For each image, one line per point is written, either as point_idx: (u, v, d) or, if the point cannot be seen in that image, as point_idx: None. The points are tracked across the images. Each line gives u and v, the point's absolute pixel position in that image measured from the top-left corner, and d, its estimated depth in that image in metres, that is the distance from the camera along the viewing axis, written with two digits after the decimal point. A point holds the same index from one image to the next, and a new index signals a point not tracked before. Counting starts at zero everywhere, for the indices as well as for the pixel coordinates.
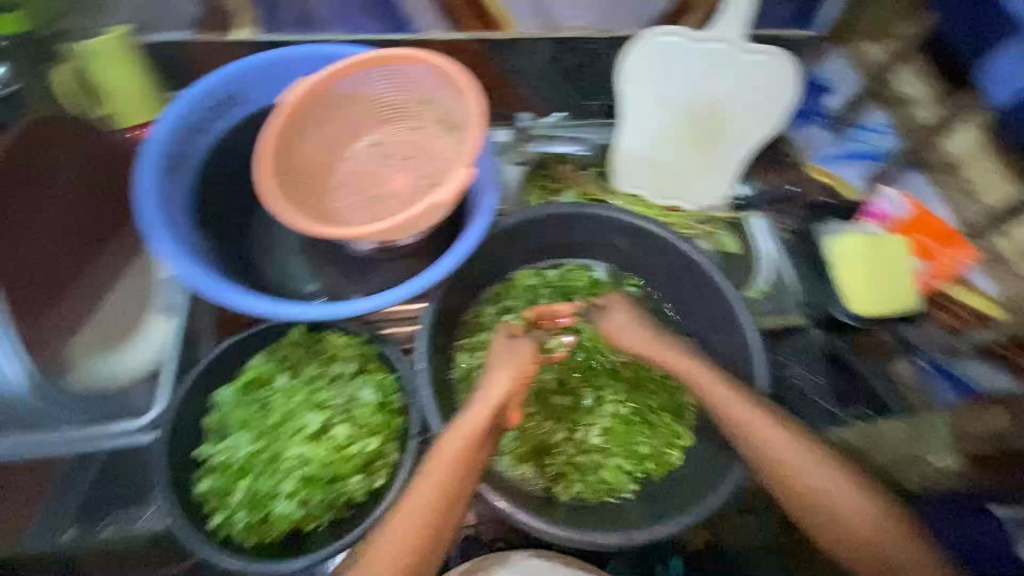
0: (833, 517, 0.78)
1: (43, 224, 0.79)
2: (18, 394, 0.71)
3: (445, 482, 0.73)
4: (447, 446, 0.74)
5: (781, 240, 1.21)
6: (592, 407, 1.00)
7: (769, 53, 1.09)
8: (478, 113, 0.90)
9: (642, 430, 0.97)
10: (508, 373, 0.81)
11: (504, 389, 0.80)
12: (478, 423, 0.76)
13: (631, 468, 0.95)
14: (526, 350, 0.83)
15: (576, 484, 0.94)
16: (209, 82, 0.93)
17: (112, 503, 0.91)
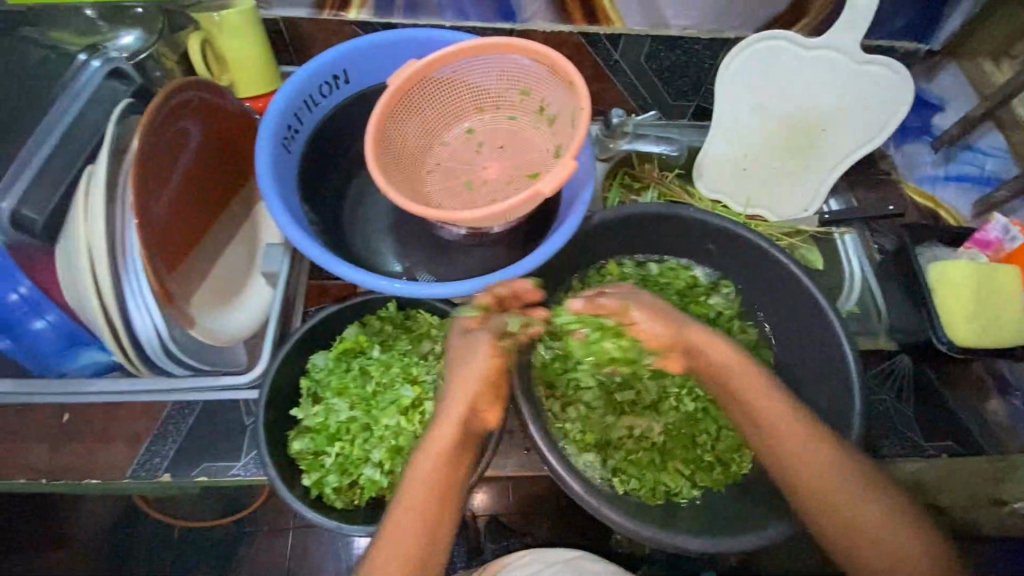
0: (858, 540, 0.73)
1: (180, 174, 0.77)
2: (152, 344, 0.69)
3: (424, 496, 0.72)
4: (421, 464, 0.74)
5: (871, 260, 1.17)
6: (661, 402, 0.95)
7: (885, 65, 1.05)
8: (581, 108, 0.90)
9: (708, 431, 0.94)
10: (469, 376, 0.75)
11: (469, 395, 0.75)
12: (445, 438, 0.74)
13: (692, 472, 0.91)
14: (483, 346, 0.76)
15: (634, 481, 0.90)
16: (325, 58, 0.96)
17: (204, 454, 0.87)
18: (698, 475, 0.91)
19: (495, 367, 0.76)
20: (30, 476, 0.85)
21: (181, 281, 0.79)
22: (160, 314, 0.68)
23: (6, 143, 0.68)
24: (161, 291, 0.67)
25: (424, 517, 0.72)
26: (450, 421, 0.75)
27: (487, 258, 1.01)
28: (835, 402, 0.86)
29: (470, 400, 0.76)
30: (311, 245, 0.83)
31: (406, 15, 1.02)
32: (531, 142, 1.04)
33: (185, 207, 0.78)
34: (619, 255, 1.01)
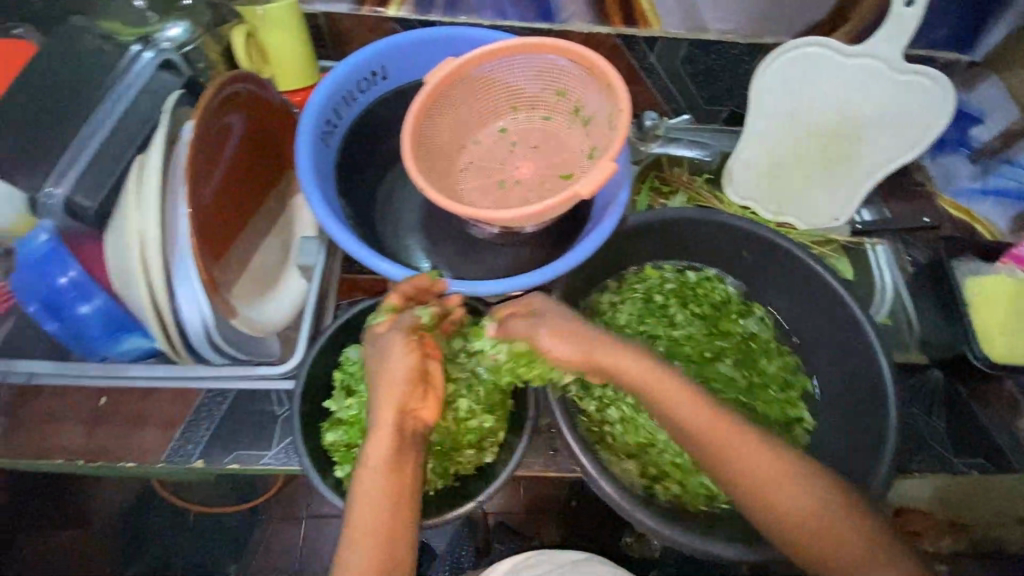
0: (830, 550, 0.69)
1: (226, 167, 0.78)
2: (201, 334, 0.70)
3: (371, 509, 0.70)
4: (362, 477, 0.71)
5: (903, 272, 1.15)
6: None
7: (928, 76, 1.03)
8: (622, 110, 0.90)
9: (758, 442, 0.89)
10: (393, 378, 0.72)
11: (397, 398, 0.72)
12: (380, 447, 0.72)
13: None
14: (397, 347, 0.74)
15: (676, 487, 0.88)
16: (365, 55, 0.97)
17: (237, 442, 0.88)
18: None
19: (419, 363, 0.74)
20: (67, 456, 0.86)
21: (224, 271, 0.81)
22: (207, 304, 0.69)
23: (52, 126, 0.68)
24: (208, 282, 0.68)
25: (384, 527, 0.70)
26: (384, 429, 0.72)
27: (519, 258, 1.02)
28: (868, 414, 0.86)
29: (401, 403, 0.73)
30: (350, 240, 0.85)
31: (446, 13, 1.02)
32: (565, 143, 1.04)
33: (229, 200, 0.79)
34: (657, 260, 1.03)
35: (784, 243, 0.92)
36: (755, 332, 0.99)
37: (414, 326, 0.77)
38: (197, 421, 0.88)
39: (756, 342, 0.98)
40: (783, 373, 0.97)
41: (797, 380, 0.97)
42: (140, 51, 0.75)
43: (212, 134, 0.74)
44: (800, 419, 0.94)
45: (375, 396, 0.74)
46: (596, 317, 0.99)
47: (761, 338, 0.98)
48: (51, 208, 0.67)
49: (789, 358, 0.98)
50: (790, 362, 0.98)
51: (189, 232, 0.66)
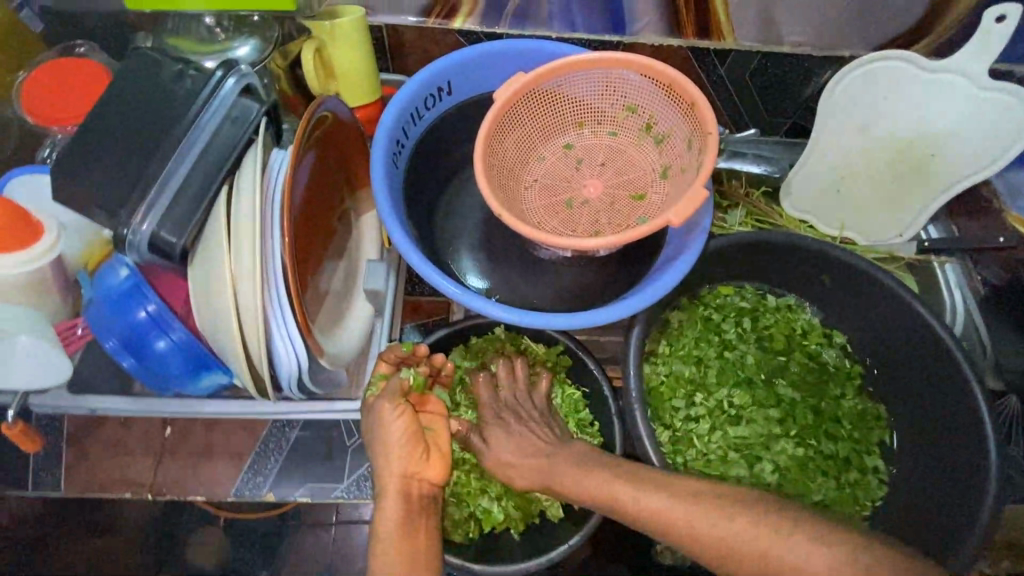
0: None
1: (307, 197, 0.75)
2: (294, 373, 0.69)
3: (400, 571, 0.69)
4: (383, 541, 0.71)
5: (976, 292, 1.13)
6: (772, 440, 0.93)
7: (1014, 93, 0.98)
8: (710, 132, 0.86)
9: (828, 477, 0.92)
10: (391, 442, 0.76)
11: (398, 462, 0.76)
12: (393, 507, 0.73)
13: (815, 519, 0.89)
14: (387, 411, 0.77)
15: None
16: (433, 70, 0.93)
17: (307, 473, 0.86)
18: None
19: (414, 424, 0.78)
20: (134, 489, 0.85)
21: (309, 302, 0.79)
22: (301, 345, 0.68)
23: (141, 161, 0.66)
24: (306, 324, 0.66)
25: None
26: (391, 496, 0.74)
27: (587, 279, 1.00)
28: (962, 450, 0.84)
29: (403, 467, 0.76)
30: (435, 274, 0.80)
31: (514, 24, 0.98)
32: (636, 161, 1.00)
33: (311, 232, 0.77)
34: (737, 282, 1.01)
35: (873, 271, 0.88)
36: (832, 362, 0.99)
37: (403, 389, 0.80)
38: (267, 451, 0.86)
39: (828, 372, 0.98)
40: (857, 414, 0.97)
41: (874, 429, 0.96)
42: (221, 76, 0.69)
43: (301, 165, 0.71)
44: (875, 468, 0.94)
45: (377, 465, 0.77)
46: (662, 338, 0.98)
47: (840, 368, 0.99)
48: (135, 246, 0.63)
49: (875, 410, 0.97)
50: (875, 413, 0.97)
51: (281, 272, 0.64)
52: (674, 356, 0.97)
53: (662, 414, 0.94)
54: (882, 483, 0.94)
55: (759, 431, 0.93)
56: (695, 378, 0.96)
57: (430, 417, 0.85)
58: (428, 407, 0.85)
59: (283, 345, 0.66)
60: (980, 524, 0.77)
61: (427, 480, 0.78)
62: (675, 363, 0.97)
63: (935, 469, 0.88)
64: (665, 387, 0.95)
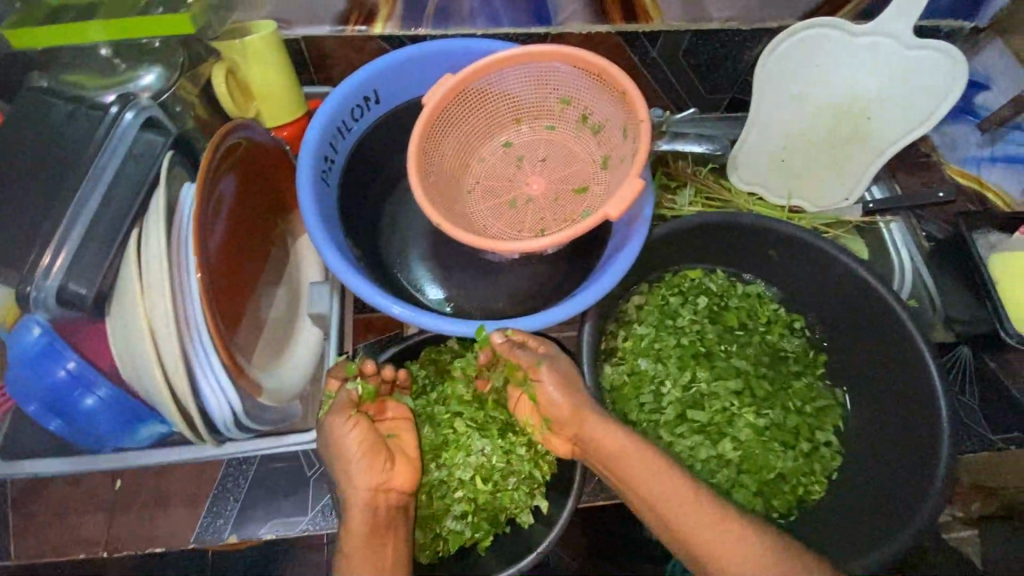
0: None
1: (227, 227, 0.72)
2: (227, 417, 0.66)
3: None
4: (351, 558, 0.70)
5: (921, 247, 1.15)
6: (735, 416, 0.93)
7: (943, 50, 0.99)
8: (641, 119, 0.84)
9: (784, 455, 0.92)
10: (349, 457, 0.72)
11: (359, 478, 0.72)
12: (356, 521, 0.71)
13: (765, 494, 0.90)
14: (337, 423, 0.73)
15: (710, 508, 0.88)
16: (357, 80, 0.90)
17: (271, 508, 0.84)
18: (772, 500, 0.90)
19: (370, 435, 0.74)
20: (88, 550, 0.81)
21: (243, 336, 0.76)
22: (232, 388, 0.64)
23: (44, 208, 0.62)
24: (234, 364, 0.63)
25: None
26: (358, 509, 0.71)
27: (536, 277, 0.98)
28: (914, 406, 0.85)
29: (365, 482, 0.72)
30: (374, 293, 0.78)
31: (436, 25, 0.96)
32: (575, 153, 0.99)
33: (238, 262, 0.74)
34: (707, 267, 1.02)
35: (816, 241, 0.89)
36: (794, 351, 0.99)
37: (353, 401, 0.75)
38: (225, 490, 0.84)
39: (788, 360, 0.98)
40: (807, 391, 0.97)
41: (830, 414, 0.96)
42: (118, 112, 0.66)
43: (212, 197, 0.67)
44: (828, 442, 0.94)
45: (339, 483, 0.73)
46: (620, 331, 0.98)
47: (802, 357, 0.99)
48: (42, 301, 0.60)
49: (834, 399, 0.97)
50: (835, 402, 0.97)
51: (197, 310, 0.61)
52: (634, 351, 0.96)
53: (627, 410, 0.93)
54: (835, 454, 0.94)
55: (714, 409, 0.93)
56: (657, 373, 0.95)
57: (392, 422, 0.79)
58: (388, 414, 0.80)
59: (210, 390, 0.63)
60: (937, 475, 0.78)
61: (393, 488, 0.74)
62: (638, 360, 0.95)
63: (890, 426, 0.89)
64: (629, 385, 0.94)
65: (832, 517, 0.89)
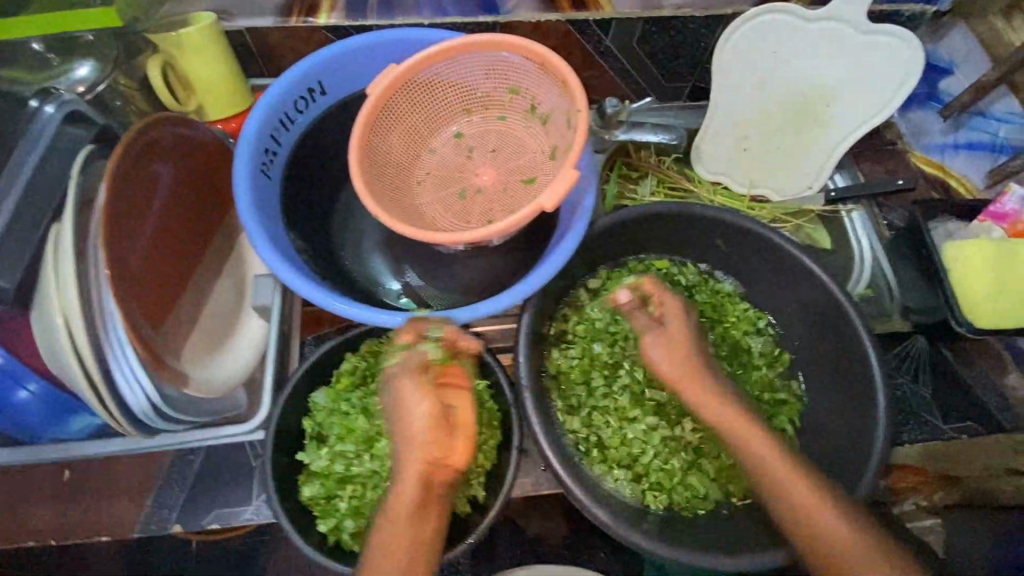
0: (819, 536, 0.71)
1: (152, 219, 0.73)
2: (146, 407, 0.67)
3: (400, 550, 0.66)
4: (393, 525, 0.67)
5: (880, 236, 1.14)
6: (698, 399, 0.92)
7: (897, 36, 0.99)
8: (579, 108, 0.84)
9: (743, 438, 0.91)
10: (412, 425, 0.68)
11: (418, 448, 0.67)
12: (406, 492, 0.67)
13: (722, 480, 0.89)
14: (408, 386, 0.69)
15: (665, 495, 0.87)
16: (299, 71, 0.90)
17: (214, 499, 0.85)
18: (729, 485, 0.88)
19: (438, 406, 0.68)
20: (35, 540, 0.82)
21: (171, 327, 0.76)
22: (148, 380, 0.66)
23: None
24: (149, 357, 0.65)
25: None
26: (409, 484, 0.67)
27: (486, 269, 0.98)
28: (858, 395, 0.85)
29: (424, 454, 0.67)
30: (304, 284, 0.79)
31: (381, 15, 0.95)
32: (526, 144, 0.98)
33: (165, 254, 0.75)
34: (659, 254, 0.99)
35: (765, 232, 0.89)
36: (761, 351, 0.98)
37: (424, 363, 0.70)
38: (169, 483, 0.85)
39: (754, 360, 0.97)
40: (772, 388, 0.95)
41: (782, 403, 0.94)
42: (40, 105, 0.68)
43: (128, 192, 0.68)
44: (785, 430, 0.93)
45: (400, 447, 0.70)
46: (573, 316, 0.96)
47: (766, 357, 0.97)
48: None
49: (793, 393, 0.95)
50: (794, 394, 0.95)
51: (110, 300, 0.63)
52: (592, 336, 0.95)
53: (575, 399, 0.92)
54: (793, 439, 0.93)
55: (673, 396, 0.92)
56: (610, 359, 0.94)
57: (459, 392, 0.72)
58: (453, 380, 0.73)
59: (127, 381, 0.64)
60: (874, 463, 0.79)
61: (450, 462, 0.69)
62: (590, 344, 0.95)
63: (834, 415, 0.89)
64: (576, 371, 0.93)
65: None
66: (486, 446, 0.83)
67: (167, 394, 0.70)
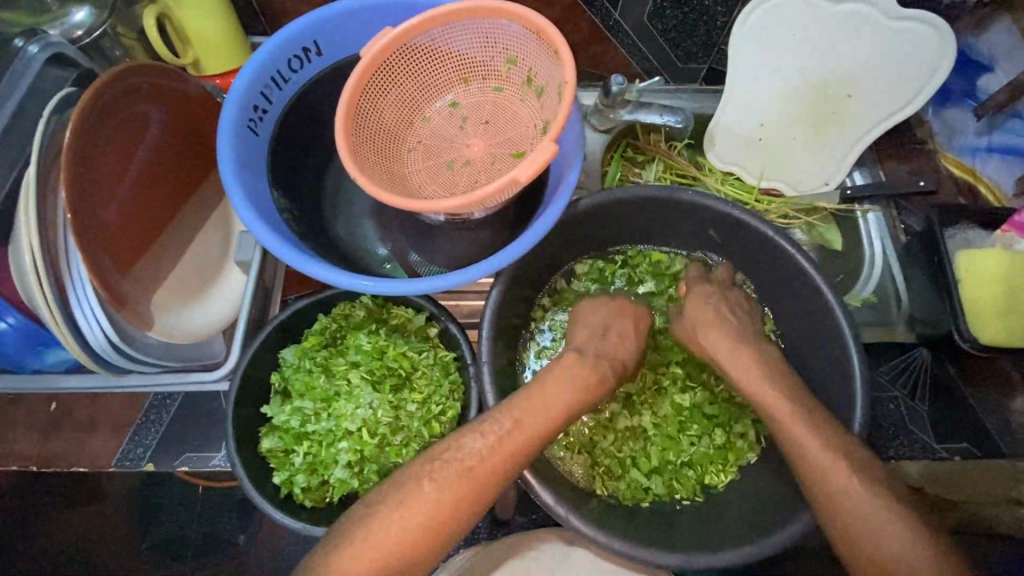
0: (848, 524, 0.68)
1: (132, 171, 0.77)
2: (100, 344, 0.73)
3: (458, 498, 0.68)
4: (467, 469, 0.69)
5: (895, 242, 1.07)
6: (665, 391, 0.92)
7: (927, 22, 0.93)
8: (568, 80, 0.81)
9: (697, 436, 0.89)
10: (553, 411, 0.74)
11: (539, 422, 0.73)
12: (499, 454, 0.70)
13: (666, 474, 0.87)
14: (580, 379, 0.78)
15: (612, 481, 0.87)
16: (293, 29, 0.89)
17: (186, 443, 0.89)
18: (674, 482, 0.87)
19: (579, 404, 0.77)
20: (20, 463, 0.88)
21: (148, 271, 0.80)
22: (105, 317, 0.73)
23: None
24: (109, 298, 0.71)
25: (428, 521, 0.67)
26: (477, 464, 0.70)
27: (470, 244, 0.96)
28: (837, 404, 0.82)
29: (542, 428, 0.73)
30: (268, 235, 0.79)
31: None
32: (519, 117, 0.95)
33: (145, 203, 0.80)
34: (642, 242, 0.95)
35: (757, 225, 0.84)
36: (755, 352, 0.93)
37: (585, 369, 0.79)
38: (144, 425, 0.89)
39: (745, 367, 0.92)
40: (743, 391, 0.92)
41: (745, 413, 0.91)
42: (24, 44, 0.74)
43: (104, 149, 0.73)
44: (747, 435, 0.90)
45: (516, 407, 0.74)
46: (549, 302, 0.95)
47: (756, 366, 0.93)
48: None
49: None
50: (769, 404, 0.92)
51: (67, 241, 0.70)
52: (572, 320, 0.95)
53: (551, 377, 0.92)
54: (753, 445, 0.90)
55: (643, 385, 0.92)
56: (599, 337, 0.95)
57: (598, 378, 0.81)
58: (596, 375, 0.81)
59: (84, 320, 0.71)
60: None
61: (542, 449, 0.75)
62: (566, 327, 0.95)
63: None
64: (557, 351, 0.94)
65: (735, 505, 0.85)
66: (444, 416, 0.81)
67: (123, 335, 0.76)
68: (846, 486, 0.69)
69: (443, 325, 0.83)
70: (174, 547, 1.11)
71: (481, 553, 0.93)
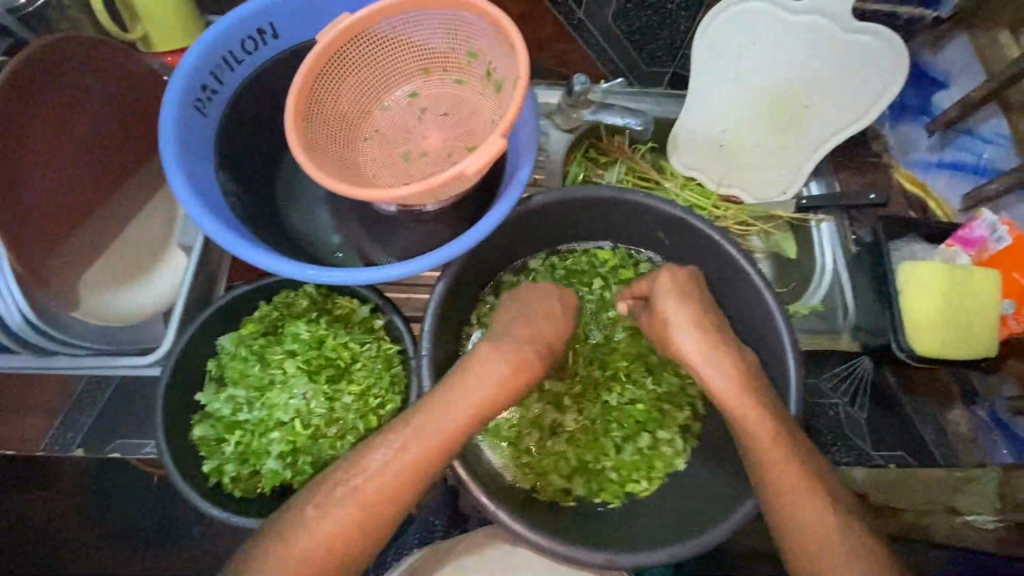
0: (784, 521, 0.70)
1: (61, 145, 0.76)
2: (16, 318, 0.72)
3: (401, 487, 0.68)
4: (411, 455, 0.68)
5: (844, 254, 1.07)
6: (596, 391, 0.92)
7: (881, 35, 0.95)
8: (523, 76, 0.81)
9: (615, 439, 0.89)
10: (503, 372, 0.74)
11: (488, 397, 0.73)
12: (444, 435, 0.70)
13: (585, 475, 0.87)
14: (533, 361, 0.77)
15: (533, 476, 0.87)
16: (248, 10, 0.87)
17: (119, 429, 0.87)
18: (594, 485, 0.87)
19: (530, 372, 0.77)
20: None
21: (78, 249, 0.79)
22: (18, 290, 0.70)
23: None
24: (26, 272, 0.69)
25: (372, 509, 0.67)
26: (407, 456, 0.69)
27: (424, 237, 0.95)
28: None
29: (490, 398, 0.73)
30: (210, 218, 0.78)
31: None
32: (478, 111, 0.94)
33: (75, 179, 0.78)
34: (590, 240, 0.95)
35: (701, 226, 0.85)
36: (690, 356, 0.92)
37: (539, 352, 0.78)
38: (75, 410, 0.87)
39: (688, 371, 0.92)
40: (672, 394, 0.92)
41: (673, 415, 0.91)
42: None
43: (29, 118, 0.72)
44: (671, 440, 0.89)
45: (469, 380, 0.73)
46: (491, 295, 0.94)
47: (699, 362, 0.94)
48: None
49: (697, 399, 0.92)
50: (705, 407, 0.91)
51: None
52: None
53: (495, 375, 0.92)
54: (680, 452, 0.89)
55: (568, 386, 0.92)
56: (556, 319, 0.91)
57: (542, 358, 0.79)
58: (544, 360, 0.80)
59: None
60: None
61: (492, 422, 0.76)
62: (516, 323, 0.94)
63: None
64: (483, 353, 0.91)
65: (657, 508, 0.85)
66: (384, 410, 0.80)
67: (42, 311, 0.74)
68: (785, 482, 0.70)
69: (388, 317, 0.82)
70: (112, 537, 1.08)
71: (426, 552, 0.92)
